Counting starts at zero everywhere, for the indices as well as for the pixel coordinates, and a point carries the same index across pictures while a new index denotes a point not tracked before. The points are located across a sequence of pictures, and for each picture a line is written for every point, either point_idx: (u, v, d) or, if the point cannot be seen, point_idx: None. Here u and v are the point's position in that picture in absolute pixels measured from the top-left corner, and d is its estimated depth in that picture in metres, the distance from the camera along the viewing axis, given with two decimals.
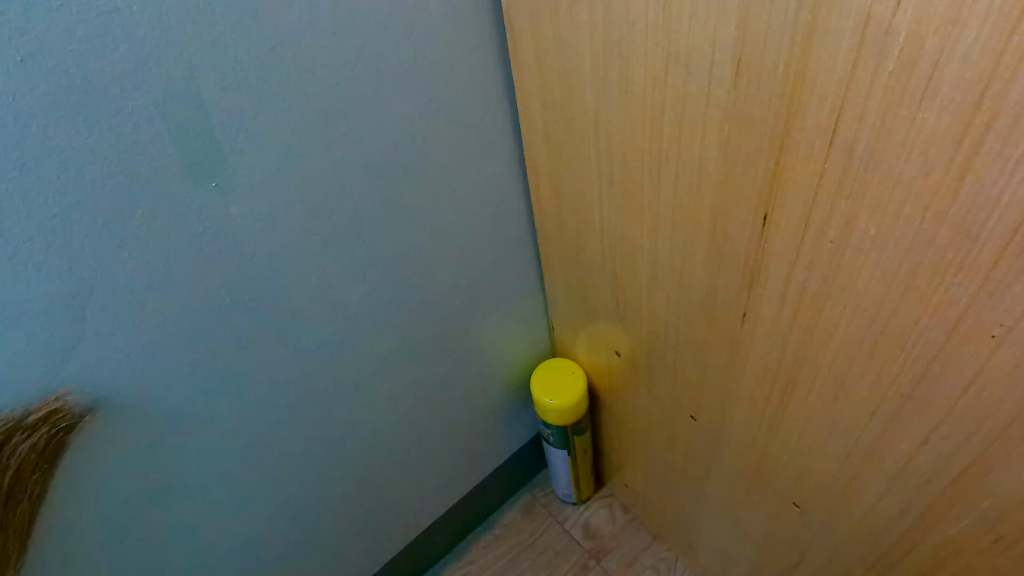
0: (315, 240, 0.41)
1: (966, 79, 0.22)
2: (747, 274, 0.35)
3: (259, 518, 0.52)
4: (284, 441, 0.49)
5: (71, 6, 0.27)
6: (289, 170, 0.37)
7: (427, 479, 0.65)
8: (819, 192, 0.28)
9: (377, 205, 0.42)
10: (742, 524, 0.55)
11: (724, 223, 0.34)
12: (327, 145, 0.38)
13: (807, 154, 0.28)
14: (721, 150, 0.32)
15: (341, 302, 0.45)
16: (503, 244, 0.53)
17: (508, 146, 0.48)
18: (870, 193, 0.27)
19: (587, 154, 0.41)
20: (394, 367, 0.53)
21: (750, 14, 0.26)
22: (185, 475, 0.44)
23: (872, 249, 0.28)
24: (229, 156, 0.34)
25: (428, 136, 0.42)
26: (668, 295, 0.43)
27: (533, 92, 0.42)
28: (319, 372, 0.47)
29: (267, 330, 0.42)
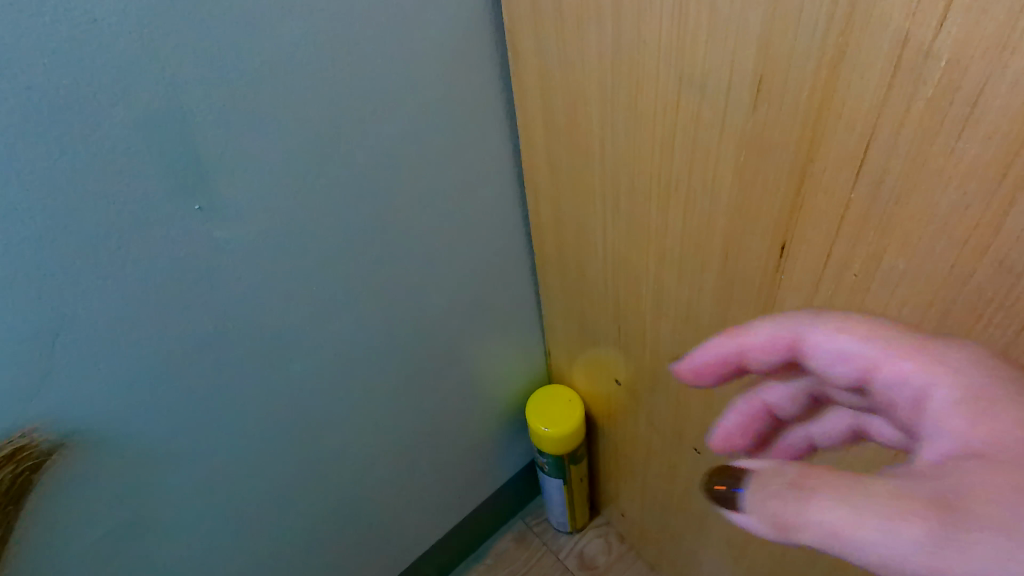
0: (303, 264, 0.39)
1: (1014, 107, 0.20)
2: (760, 306, 0.34)
3: (240, 555, 0.49)
4: (266, 473, 0.46)
5: (45, 17, 0.25)
6: (278, 191, 0.35)
7: (417, 509, 0.63)
8: (843, 225, 0.27)
9: (369, 227, 0.41)
10: (745, 560, 0.53)
11: (737, 253, 0.33)
12: (319, 165, 0.36)
13: (831, 185, 0.26)
14: (736, 177, 0.30)
15: (331, 328, 0.43)
16: (499, 268, 0.51)
17: (507, 167, 0.46)
18: (900, 227, 0.25)
19: (591, 176, 0.39)
20: (384, 395, 0.50)
21: (773, 36, 0.25)
22: (164, 513, 0.42)
23: (900, 285, 0.26)
24: (214, 177, 0.32)
25: (425, 155, 0.41)
26: (674, 324, 0.41)
27: (534, 112, 0.40)
28: (305, 400, 0.45)
29: (253, 358, 0.40)
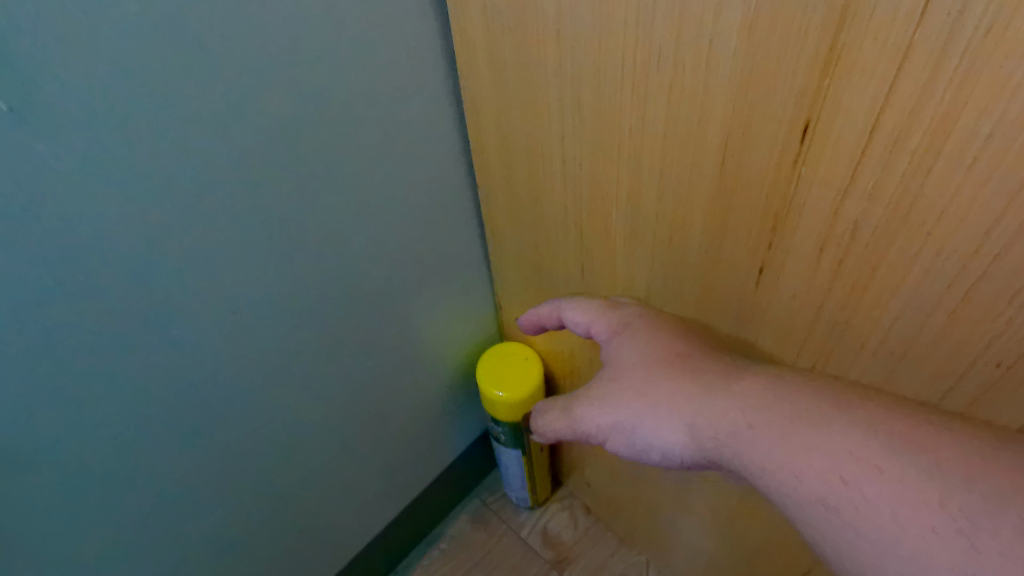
0: (180, 197, 0.29)
1: None
2: (770, 215, 0.27)
3: (137, 569, 0.40)
4: (160, 471, 0.37)
5: None
6: (130, 91, 0.25)
7: (358, 495, 0.55)
8: (899, 80, 0.20)
9: (272, 149, 0.31)
10: (736, 527, 0.47)
11: (741, 147, 0.25)
12: (189, 55, 0.26)
13: (885, 23, 0.19)
14: (744, 37, 0.22)
15: (229, 285, 0.33)
16: (439, 207, 0.43)
17: (445, 76, 0.37)
18: (987, 70, 0.18)
19: (546, 72, 0.31)
20: (308, 367, 0.42)
21: None
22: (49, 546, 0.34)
23: (980, 160, 0.19)
24: (21, 61, 0.22)
25: (341, 51, 0.31)
26: (653, 248, 0.34)
27: (472, 8, 0.32)
28: (204, 379, 0.36)
29: (122, 327, 0.30)
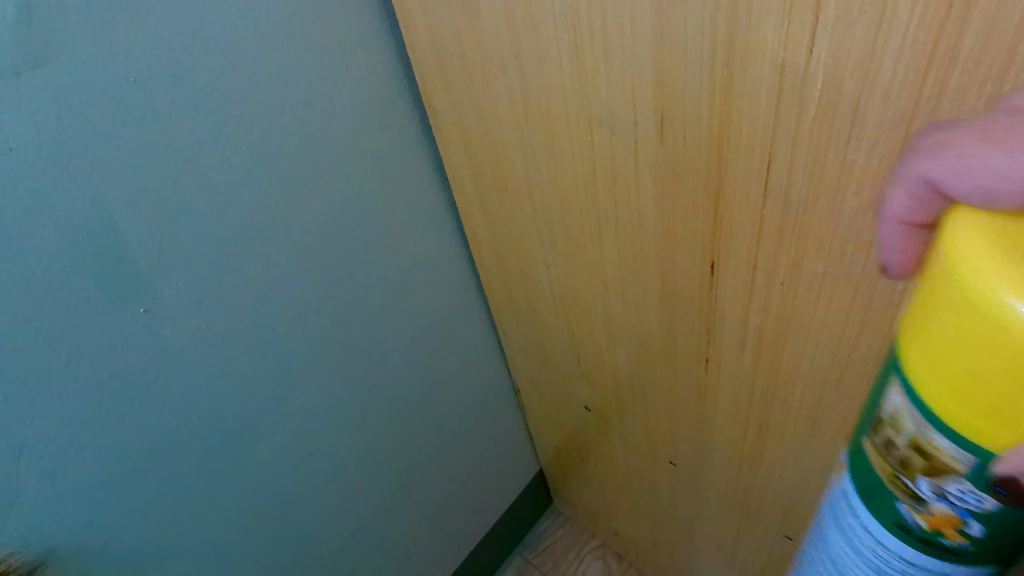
0: (297, 246, 0.85)
1: (808, 30, 0.46)
2: (673, 159, 0.63)
3: (328, 449, 1.06)
4: (327, 412, 1.02)
5: (131, 138, 0.65)
6: (256, 182, 0.77)
7: (439, 393, 1.21)
8: (703, 138, 0.58)
9: (326, 212, 0.86)
10: None
11: (613, 114, 0.64)
12: (237, 138, 0.73)
13: (714, 106, 0.55)
14: (615, 130, 0.65)
15: (325, 287, 0.91)
16: (407, 162, 0.92)
17: (417, 157, 0.93)
18: (761, 101, 0.52)
19: (546, 181, 0.79)
20: (372, 323, 1.01)
21: (585, 71, 0.62)
22: (227, 230, 0.77)
23: (746, 134, 0.55)
24: (190, 195, 0.72)
25: (345, 155, 0.84)
26: (602, 184, 0.72)
27: (584, 117, 0.67)
28: (335, 336, 0.96)
29: (280, 327, 0.88)
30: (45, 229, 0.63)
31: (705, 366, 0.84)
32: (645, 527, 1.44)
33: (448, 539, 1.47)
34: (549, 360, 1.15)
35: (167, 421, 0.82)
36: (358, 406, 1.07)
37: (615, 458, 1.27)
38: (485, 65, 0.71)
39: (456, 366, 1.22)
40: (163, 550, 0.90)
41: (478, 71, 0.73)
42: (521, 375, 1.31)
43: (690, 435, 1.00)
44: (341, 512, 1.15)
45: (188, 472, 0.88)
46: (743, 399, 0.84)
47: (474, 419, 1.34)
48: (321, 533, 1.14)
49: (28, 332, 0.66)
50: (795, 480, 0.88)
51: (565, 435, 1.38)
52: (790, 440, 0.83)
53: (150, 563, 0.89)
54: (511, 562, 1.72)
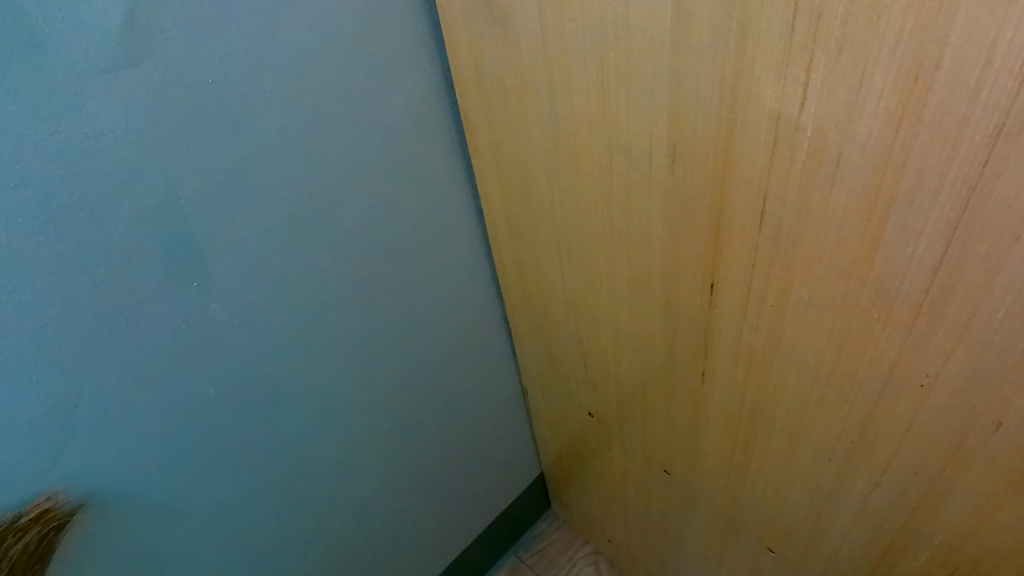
0: (336, 240, 0.93)
1: (800, 85, 0.54)
2: (680, 188, 0.70)
3: (346, 430, 1.14)
4: (347, 397, 1.10)
5: (205, 132, 0.74)
6: (306, 180, 0.85)
7: (452, 390, 1.29)
8: (708, 171, 0.66)
9: (366, 211, 0.94)
10: (904, 388, 0.66)
11: (630, 144, 0.71)
12: (293, 138, 0.81)
13: (718, 143, 0.63)
14: (631, 158, 0.73)
15: (358, 280, 0.99)
16: (442, 171, 1.00)
17: (450, 167, 1.01)
18: (759, 142, 0.60)
19: (565, 199, 0.87)
20: (396, 317, 1.09)
21: (608, 104, 0.70)
22: (277, 219, 0.85)
23: (744, 170, 0.63)
24: (249, 186, 0.80)
25: (386, 161, 0.92)
26: (617, 204, 0.79)
27: (604, 144, 0.74)
28: (362, 326, 1.04)
29: (314, 312, 0.96)
30: (123, 204, 0.71)
31: (700, 380, 0.91)
32: (637, 535, 1.50)
33: (448, 531, 1.54)
34: (557, 365, 1.22)
35: (206, 388, 0.90)
36: (378, 394, 1.15)
37: (613, 465, 1.34)
38: (520, 90, 0.79)
39: (470, 365, 1.29)
40: (190, 507, 0.98)
41: (513, 96, 0.81)
42: (530, 380, 1.38)
43: (684, 446, 1.07)
44: (351, 492, 1.23)
45: (220, 437, 0.96)
46: (733, 413, 0.90)
47: (483, 417, 1.41)
48: (331, 510, 1.21)
49: (99, 295, 0.74)
50: (778, 492, 0.94)
51: (568, 440, 1.44)
52: (774, 454, 0.89)
53: (177, 518, 0.97)
54: (507, 560, 1.78)
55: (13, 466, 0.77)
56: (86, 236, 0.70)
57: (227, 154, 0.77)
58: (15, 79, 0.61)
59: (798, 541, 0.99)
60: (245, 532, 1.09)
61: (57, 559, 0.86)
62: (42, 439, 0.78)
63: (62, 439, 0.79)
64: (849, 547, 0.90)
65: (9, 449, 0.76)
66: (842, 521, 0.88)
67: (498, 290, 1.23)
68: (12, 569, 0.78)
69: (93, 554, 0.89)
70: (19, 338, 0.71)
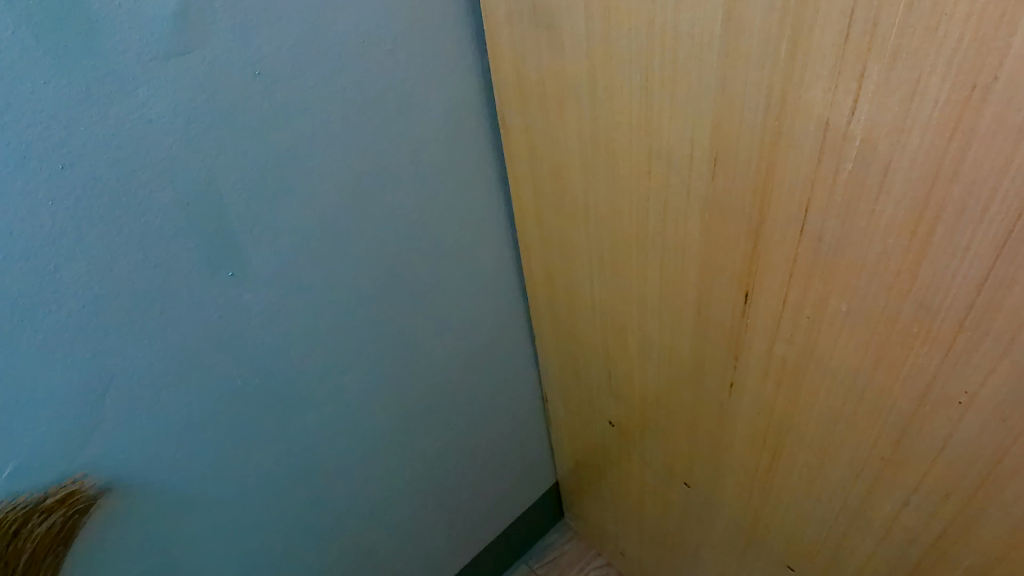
0: (369, 238, 0.93)
1: (850, 93, 0.54)
2: (719, 196, 0.70)
3: (367, 430, 1.14)
4: (370, 396, 1.10)
5: (248, 124, 0.74)
6: (344, 176, 0.85)
7: (473, 394, 1.29)
8: (750, 179, 0.66)
9: (400, 210, 0.94)
10: (941, 405, 0.65)
11: (670, 150, 0.71)
12: (334, 134, 0.82)
13: (762, 152, 0.63)
14: (671, 164, 0.73)
15: (388, 279, 0.99)
16: (476, 174, 1.01)
17: (484, 170, 1.02)
18: (805, 151, 0.59)
19: (600, 205, 0.87)
20: (423, 318, 1.09)
21: (650, 109, 0.70)
22: (313, 214, 0.85)
23: (788, 179, 0.62)
24: (287, 180, 0.81)
25: (423, 161, 0.93)
26: (653, 211, 0.79)
27: (644, 150, 0.74)
28: (389, 325, 1.04)
29: (343, 309, 0.96)
30: (165, 191, 0.72)
31: (728, 391, 0.90)
32: (651, 549, 1.48)
33: (462, 536, 1.53)
34: (581, 373, 1.22)
35: (234, 378, 0.90)
36: (400, 393, 1.15)
37: (631, 476, 1.33)
38: (561, 94, 0.80)
39: (493, 369, 1.29)
40: (211, 498, 0.98)
41: (553, 100, 0.81)
42: (551, 387, 1.38)
43: (706, 459, 1.06)
44: (368, 491, 1.23)
45: (244, 429, 0.96)
46: (761, 427, 0.89)
47: (502, 423, 1.41)
48: (348, 508, 1.21)
49: (136, 280, 0.75)
50: (802, 509, 0.93)
51: (586, 449, 1.44)
52: (801, 469, 0.88)
53: (198, 508, 0.97)
54: (518, 569, 1.77)
55: (43, 446, 0.77)
56: (128, 221, 0.71)
57: (269, 146, 0.77)
58: (69, 61, 0.62)
59: (820, 560, 0.98)
60: (262, 526, 1.09)
61: (79, 542, 0.86)
62: (73, 421, 0.78)
63: (92, 423, 0.80)
64: (873, 567, 0.89)
65: (40, 430, 0.76)
66: (868, 541, 0.87)
67: (525, 296, 1.23)
68: (34, 551, 0.79)
69: (114, 540, 0.89)
70: (56, 319, 0.72)
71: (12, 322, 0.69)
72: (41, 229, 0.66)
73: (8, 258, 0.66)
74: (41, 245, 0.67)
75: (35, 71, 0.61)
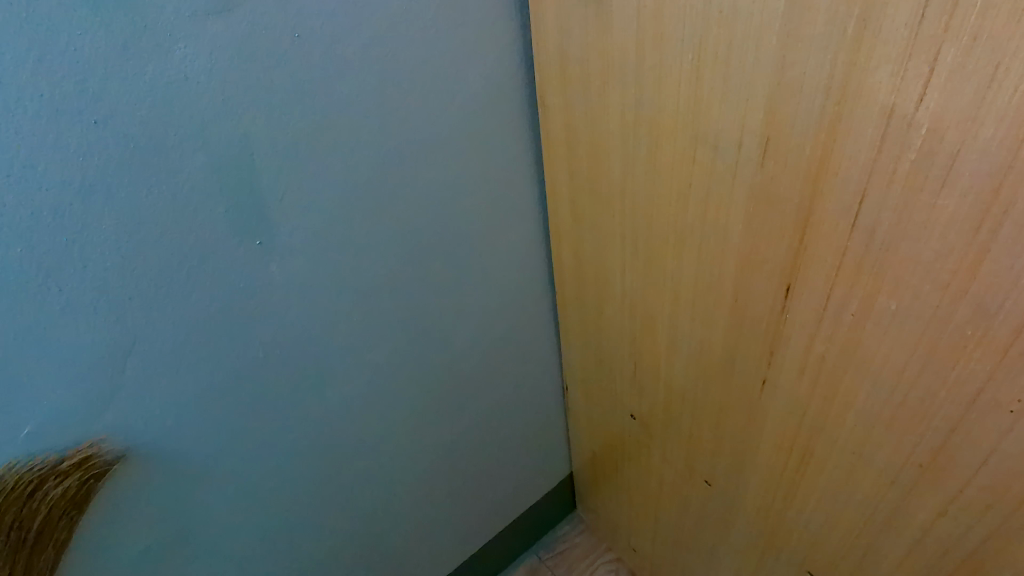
0: (399, 214, 0.91)
1: (920, 79, 0.51)
2: (766, 184, 0.67)
3: (387, 409, 1.13)
4: (391, 376, 1.09)
5: (284, 89, 0.73)
6: (377, 148, 0.84)
7: (494, 379, 1.27)
8: (802, 167, 0.63)
9: (432, 187, 0.92)
10: (989, 415, 0.62)
11: (718, 135, 0.69)
12: (369, 105, 0.80)
13: (817, 139, 0.60)
14: (717, 150, 0.70)
15: (415, 257, 0.98)
16: (510, 154, 0.99)
17: (519, 150, 0.99)
18: (864, 140, 0.57)
19: (638, 190, 0.84)
20: (448, 298, 1.07)
21: (699, 91, 0.68)
22: (345, 185, 0.84)
23: (843, 169, 0.60)
24: (322, 149, 0.79)
25: (458, 137, 0.91)
26: (695, 199, 0.77)
27: (689, 134, 0.72)
28: (413, 305, 1.03)
29: (369, 285, 0.95)
30: (197, 154, 0.70)
31: (759, 389, 0.88)
32: (665, 547, 1.46)
33: (473, 522, 1.52)
34: (604, 364, 1.20)
35: (255, 350, 0.89)
36: (421, 374, 1.13)
37: (650, 471, 1.31)
38: (605, 73, 0.77)
39: (514, 355, 1.27)
40: (227, 469, 0.97)
41: (597, 79, 0.79)
42: (572, 376, 1.36)
43: (730, 458, 1.04)
44: (383, 472, 1.22)
45: (264, 402, 0.95)
46: (791, 427, 0.87)
47: (520, 410, 1.39)
48: (362, 487, 1.20)
49: (163, 244, 0.73)
50: (828, 514, 0.91)
51: (604, 441, 1.42)
52: (831, 473, 0.86)
53: (212, 479, 0.96)
54: (527, 559, 1.76)
55: (62, 408, 0.76)
56: (158, 183, 0.70)
57: (304, 113, 0.75)
58: (107, 13, 0.60)
59: (843, 567, 0.95)
60: (277, 501, 1.08)
61: (95, 506, 0.85)
62: (93, 385, 0.77)
63: (112, 387, 0.79)
64: None
65: (60, 390, 0.75)
66: (895, 550, 0.84)
67: (551, 282, 1.21)
68: (49, 513, 0.78)
69: (129, 506, 0.89)
70: (82, 280, 0.70)
71: (37, 281, 0.68)
72: (70, 187, 0.65)
73: (36, 214, 0.65)
74: (70, 203, 0.66)
75: (72, 22, 0.59)
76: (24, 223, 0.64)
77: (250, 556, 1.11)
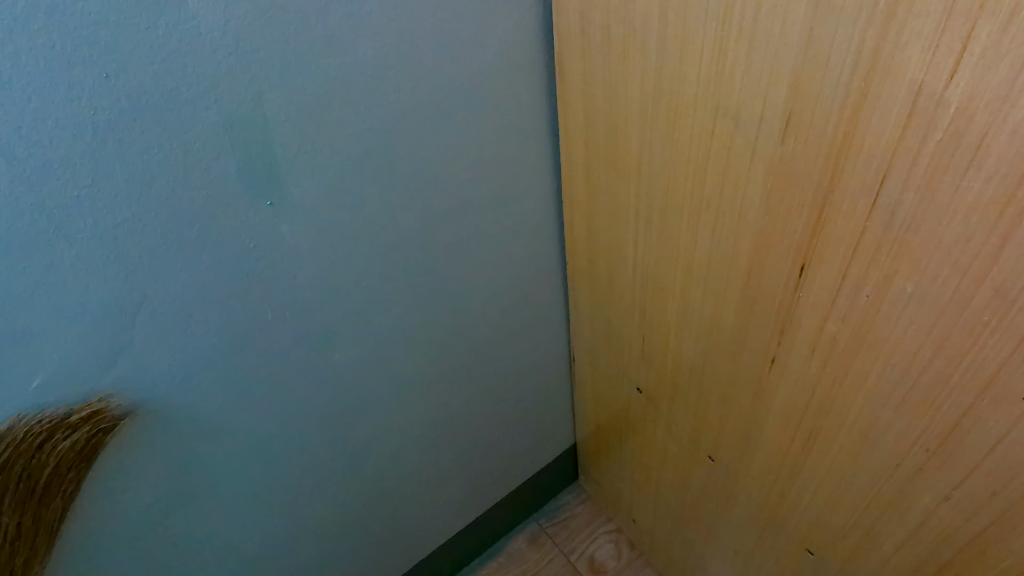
0: (411, 178, 0.90)
1: (952, 55, 0.49)
2: (786, 158, 0.66)
3: (394, 373, 1.13)
4: (398, 340, 1.09)
5: (298, 46, 0.71)
6: (391, 111, 0.82)
7: (501, 347, 1.27)
8: (824, 142, 0.62)
9: (445, 152, 0.91)
10: (1002, 401, 0.62)
11: (739, 106, 0.67)
12: (383, 66, 0.78)
13: (842, 114, 0.59)
14: (738, 122, 0.69)
15: (426, 222, 0.97)
16: (526, 120, 0.97)
17: (535, 117, 0.98)
18: (891, 116, 0.55)
19: (654, 161, 0.83)
20: (458, 265, 1.07)
21: (722, 61, 0.66)
22: (358, 147, 0.83)
23: (867, 146, 0.58)
24: (334, 110, 0.78)
25: (473, 101, 0.89)
26: (712, 172, 0.75)
27: (710, 105, 0.70)
28: (423, 270, 1.02)
29: (379, 248, 0.95)
30: (209, 110, 0.70)
31: (768, 366, 0.87)
32: (665, 519, 1.47)
33: (476, 488, 1.53)
34: (613, 335, 1.20)
35: (264, 311, 0.89)
36: (429, 340, 1.13)
37: (654, 444, 1.31)
38: (627, 40, 0.75)
39: (522, 324, 1.27)
40: (234, 428, 0.98)
41: (618, 46, 0.77)
42: (580, 347, 1.36)
43: (735, 434, 1.04)
44: (388, 435, 1.22)
45: (271, 362, 0.95)
46: (799, 405, 0.87)
47: (527, 378, 1.39)
48: (367, 450, 1.21)
49: (174, 201, 0.73)
50: (830, 493, 0.91)
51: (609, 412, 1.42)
52: (836, 453, 0.86)
53: (219, 437, 0.97)
54: (528, 526, 1.78)
55: (71, 361, 0.77)
56: (169, 138, 0.69)
57: (318, 72, 0.74)
58: None
59: (843, 546, 0.96)
60: (283, 460, 1.09)
61: (103, 459, 0.86)
62: (102, 340, 0.78)
63: (121, 343, 0.79)
64: (899, 558, 0.87)
65: (70, 344, 0.75)
66: (897, 532, 0.84)
67: (563, 251, 1.20)
68: (57, 465, 0.79)
69: (137, 461, 0.90)
70: (93, 234, 0.70)
71: (47, 234, 0.68)
72: (81, 140, 0.64)
73: (46, 167, 0.64)
74: (80, 157, 0.65)
75: None
76: (34, 174, 0.64)
77: (255, 513, 1.12)
